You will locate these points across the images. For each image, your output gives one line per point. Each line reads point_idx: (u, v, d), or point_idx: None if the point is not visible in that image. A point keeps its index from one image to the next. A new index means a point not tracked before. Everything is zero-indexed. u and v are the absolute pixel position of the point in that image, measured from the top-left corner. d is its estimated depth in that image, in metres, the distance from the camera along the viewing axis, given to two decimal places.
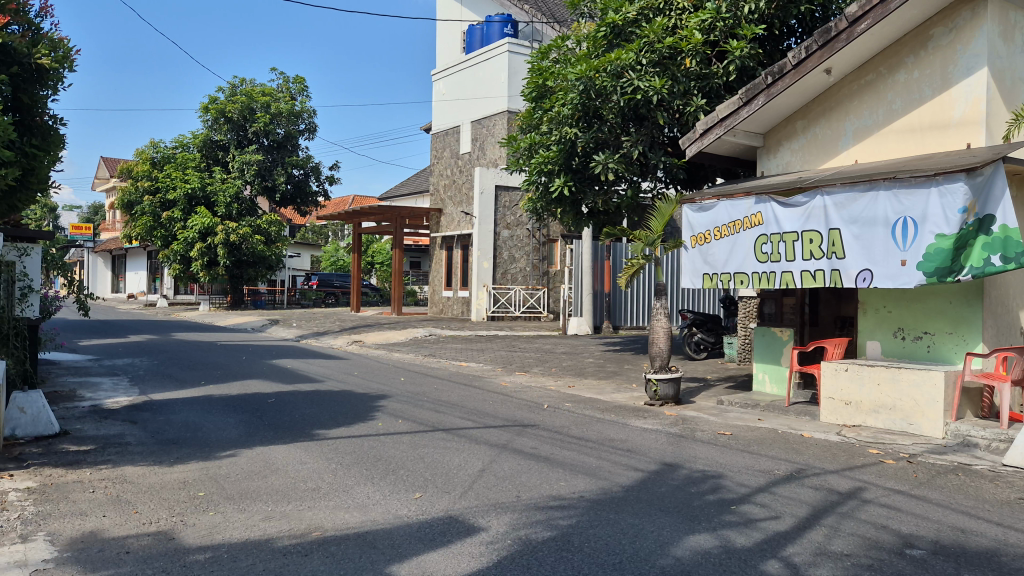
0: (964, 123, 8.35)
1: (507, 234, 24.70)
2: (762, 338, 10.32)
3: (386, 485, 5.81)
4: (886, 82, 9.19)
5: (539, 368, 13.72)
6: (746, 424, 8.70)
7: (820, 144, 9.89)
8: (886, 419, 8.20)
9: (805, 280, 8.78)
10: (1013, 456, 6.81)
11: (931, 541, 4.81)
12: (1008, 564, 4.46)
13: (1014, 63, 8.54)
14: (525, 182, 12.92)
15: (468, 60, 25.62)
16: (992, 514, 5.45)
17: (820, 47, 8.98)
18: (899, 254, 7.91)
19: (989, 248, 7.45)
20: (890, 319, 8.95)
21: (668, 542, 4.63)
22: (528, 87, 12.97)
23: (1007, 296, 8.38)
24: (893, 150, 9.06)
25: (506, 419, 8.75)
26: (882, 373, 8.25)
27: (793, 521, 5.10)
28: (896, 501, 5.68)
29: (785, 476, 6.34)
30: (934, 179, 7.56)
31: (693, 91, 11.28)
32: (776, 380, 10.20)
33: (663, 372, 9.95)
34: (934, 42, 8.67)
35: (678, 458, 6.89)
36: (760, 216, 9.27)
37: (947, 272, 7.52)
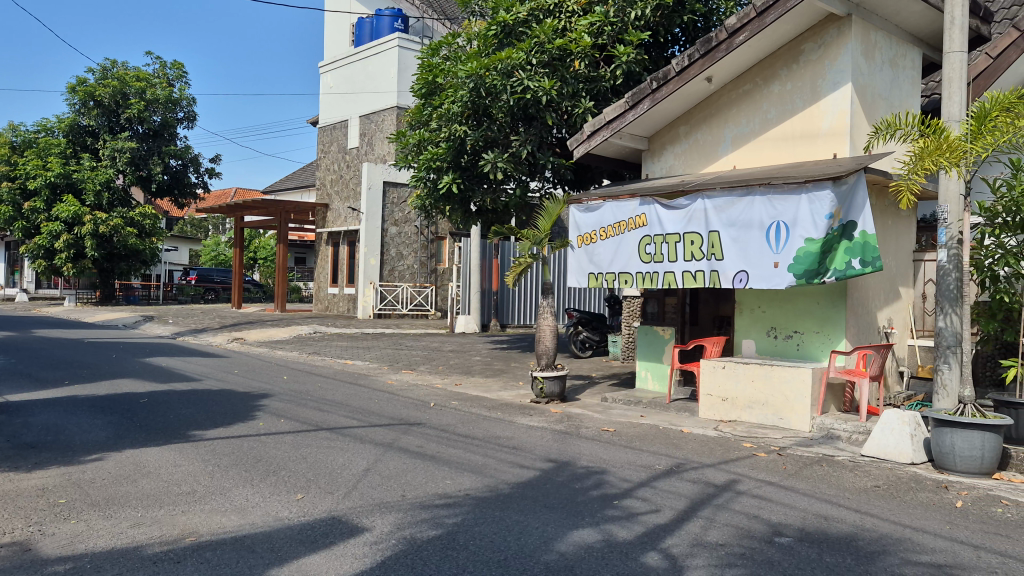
0: (832, 134, 8.84)
1: (395, 231, 24.46)
2: (645, 336, 10.60)
3: (266, 487, 5.63)
4: (762, 92, 9.60)
5: (427, 366, 13.66)
6: (629, 420, 8.92)
7: (700, 149, 10.25)
8: (759, 414, 8.58)
9: (687, 281, 9.07)
10: (870, 446, 7.30)
11: (798, 529, 5.06)
12: (866, 548, 4.75)
13: (875, 79, 9.10)
14: (413, 178, 12.80)
15: (357, 52, 25.21)
16: (852, 502, 5.79)
17: (701, 56, 9.27)
18: (772, 256, 8.29)
19: (851, 252, 8.00)
20: (764, 319, 9.36)
21: (552, 538, 4.68)
22: (418, 83, 12.86)
23: (868, 297, 8.92)
24: (767, 157, 9.49)
25: (392, 417, 8.65)
26: (756, 370, 8.62)
27: (672, 513, 5.26)
28: (768, 491, 5.96)
29: (665, 470, 6.53)
30: (805, 186, 7.97)
31: (581, 93, 11.48)
32: (658, 377, 10.52)
33: (549, 370, 10.06)
34: (806, 56, 9.13)
35: (563, 454, 6.99)
36: (644, 218, 9.50)
37: (815, 274, 7.96)
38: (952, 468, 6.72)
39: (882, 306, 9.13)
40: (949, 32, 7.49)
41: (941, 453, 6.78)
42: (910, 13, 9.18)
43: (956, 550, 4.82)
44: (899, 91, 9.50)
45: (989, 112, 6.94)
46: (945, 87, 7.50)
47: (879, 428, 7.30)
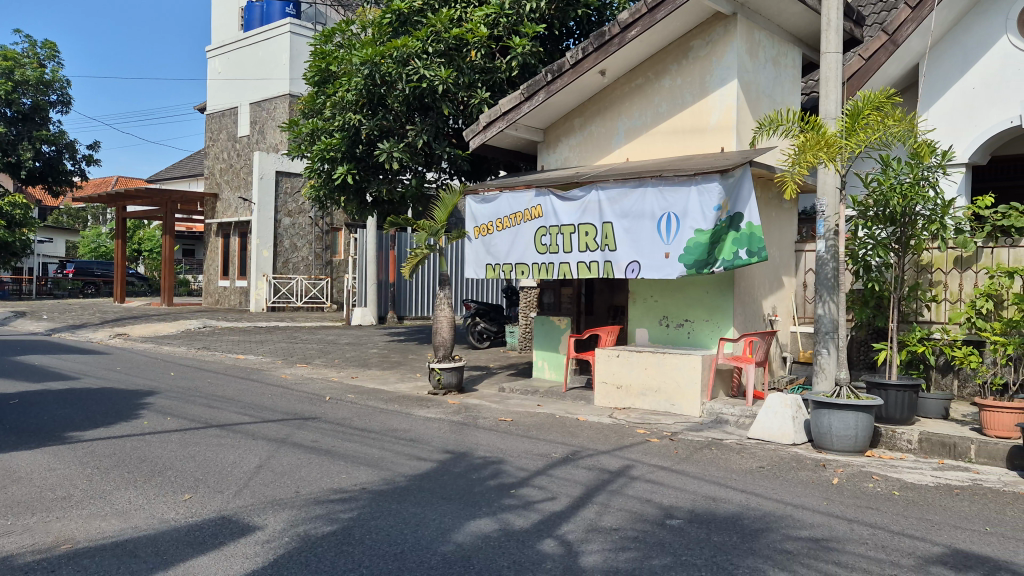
0: (719, 128, 9.15)
1: (288, 221, 23.85)
2: (541, 326, 10.72)
3: (151, 488, 5.39)
4: (653, 86, 9.83)
5: (322, 359, 13.40)
6: (526, 409, 9.01)
7: (595, 141, 10.41)
8: (652, 401, 8.82)
9: (581, 271, 9.21)
10: (755, 429, 7.62)
11: (688, 510, 5.24)
12: (751, 526, 4.96)
13: (759, 77, 9.46)
14: (307, 168, 12.50)
15: (247, 37, 24.41)
16: (739, 483, 6.04)
17: (594, 50, 9.40)
18: (663, 247, 8.51)
19: (738, 243, 8.31)
20: (656, 308, 9.61)
21: (449, 529, 4.68)
22: (310, 70, 12.56)
23: (753, 286, 9.28)
24: (659, 150, 9.74)
25: (286, 412, 8.44)
26: (649, 357, 8.86)
27: (568, 500, 5.34)
28: (659, 476, 6.13)
29: (562, 458, 6.63)
30: (694, 179, 8.22)
31: (477, 84, 11.47)
32: (554, 366, 10.67)
33: (447, 361, 10.04)
34: (694, 53, 9.41)
35: (460, 445, 6.99)
36: (539, 209, 9.59)
37: (705, 264, 8.23)
38: (830, 447, 7.09)
39: (766, 295, 9.53)
40: (826, 34, 7.87)
41: (819, 433, 7.15)
42: (791, 14, 9.56)
43: (833, 524, 5.09)
44: (781, 89, 9.90)
45: (862, 109, 7.31)
46: (822, 86, 7.85)
47: (764, 410, 7.63)
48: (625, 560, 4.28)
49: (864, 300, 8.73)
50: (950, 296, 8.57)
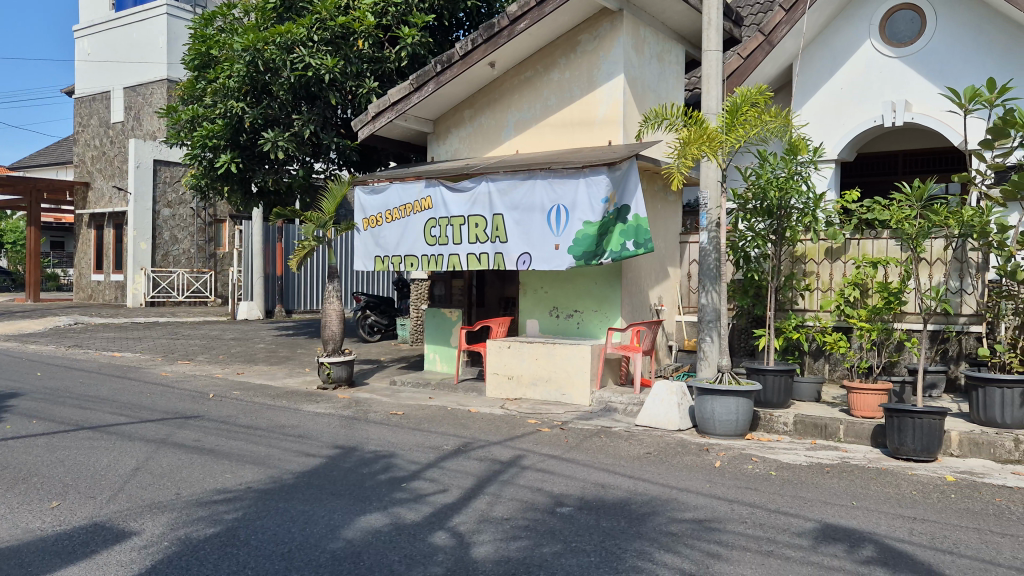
0: (606, 122, 9.32)
1: (168, 213, 22.81)
2: (433, 319, 10.70)
3: (15, 496, 5.06)
4: (542, 79, 9.92)
5: (205, 356, 12.92)
6: (417, 402, 8.95)
7: (485, 133, 10.41)
8: (542, 391, 8.93)
9: (472, 262, 9.21)
10: (643, 417, 7.83)
11: (578, 498, 5.33)
12: (638, 511, 5.10)
13: (644, 72, 9.70)
14: (187, 157, 11.98)
15: (120, 18, 23.18)
16: (626, 469, 6.19)
17: (484, 41, 9.39)
18: (552, 238, 8.61)
19: (625, 235, 8.48)
20: (546, 299, 9.72)
21: (339, 525, 4.59)
22: (189, 54, 12.04)
23: (640, 277, 9.52)
24: (548, 143, 9.84)
25: (165, 411, 8.08)
26: (540, 348, 8.95)
27: (459, 492, 5.34)
28: (550, 464, 6.22)
29: (454, 450, 6.62)
30: (582, 171, 8.37)
31: (365, 74, 11.28)
32: (446, 358, 10.66)
33: (336, 355, 9.86)
34: (582, 47, 9.55)
35: (350, 440, 6.88)
36: (429, 200, 9.52)
37: (593, 256, 8.39)
38: (712, 432, 7.37)
39: (652, 286, 9.78)
40: (707, 32, 8.11)
41: (703, 419, 7.41)
42: (674, 13, 9.83)
43: (715, 505, 5.29)
44: (665, 85, 10.18)
45: (740, 106, 7.59)
46: (703, 82, 8.13)
47: (651, 398, 7.84)
48: (516, 549, 4.32)
49: (744, 289, 9.08)
50: (822, 285, 9.03)
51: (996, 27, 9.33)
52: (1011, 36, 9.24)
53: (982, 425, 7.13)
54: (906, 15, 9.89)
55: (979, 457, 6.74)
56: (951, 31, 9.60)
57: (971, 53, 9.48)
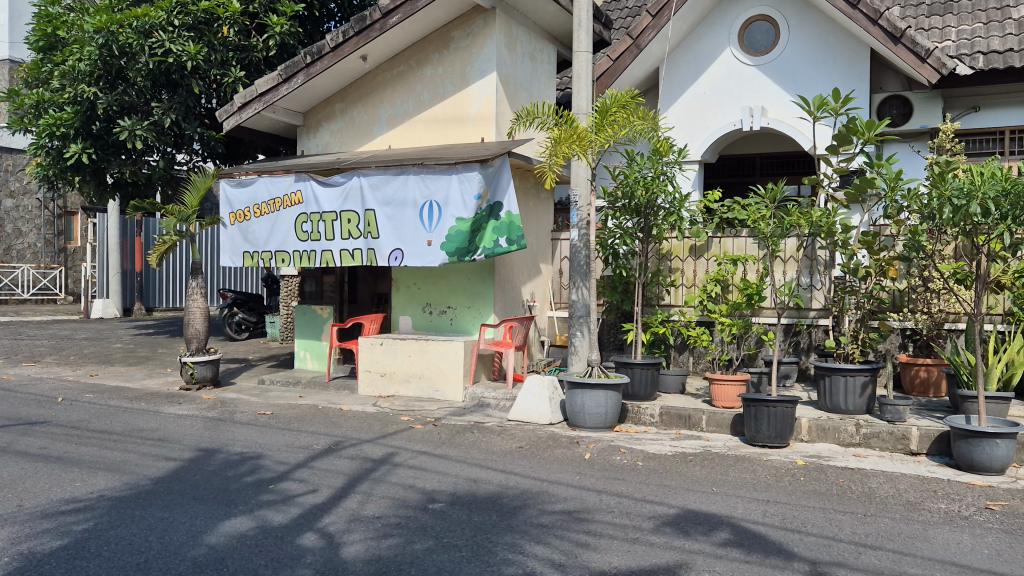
0: (479, 119, 9.38)
1: (10, 204, 21.20)
2: (303, 316, 10.45)
3: None
4: (415, 74, 9.86)
5: (54, 357, 12.10)
6: (287, 401, 8.72)
7: (356, 127, 10.24)
8: (416, 387, 8.89)
9: (344, 258, 9.05)
10: (515, 411, 7.94)
11: (450, 493, 5.34)
12: (509, 504, 5.16)
13: (517, 70, 9.82)
14: (31, 145, 11.15)
15: None
16: (499, 463, 6.25)
17: (355, 34, 9.22)
18: (425, 235, 8.58)
19: (498, 231, 8.60)
20: (419, 295, 9.67)
21: (200, 531, 4.42)
22: (33, 34, 11.20)
23: (513, 274, 9.63)
24: (421, 138, 9.81)
25: (7, 417, 7.51)
26: (413, 344, 8.91)
27: (329, 492, 5.25)
28: (422, 461, 6.20)
29: (324, 449, 6.49)
30: (454, 167, 8.40)
31: (231, 62, 10.85)
32: (317, 356, 10.44)
33: (200, 355, 9.46)
34: (454, 44, 9.56)
35: (214, 442, 6.62)
36: (299, 194, 9.29)
37: (465, 252, 8.43)
38: (582, 425, 7.55)
39: (524, 282, 9.91)
40: (577, 33, 8.29)
41: (573, 412, 7.57)
42: (545, 13, 9.97)
43: (583, 496, 5.43)
44: (537, 83, 10.33)
45: (609, 107, 7.78)
46: (574, 82, 8.30)
47: (523, 393, 7.95)
48: (387, 548, 4.28)
49: (613, 286, 9.33)
50: (686, 281, 9.42)
51: (842, 41, 9.99)
52: (855, 49, 9.90)
53: (829, 412, 7.64)
54: (762, 26, 10.45)
55: (826, 441, 7.22)
56: (802, 42, 10.22)
57: (820, 63, 10.11)
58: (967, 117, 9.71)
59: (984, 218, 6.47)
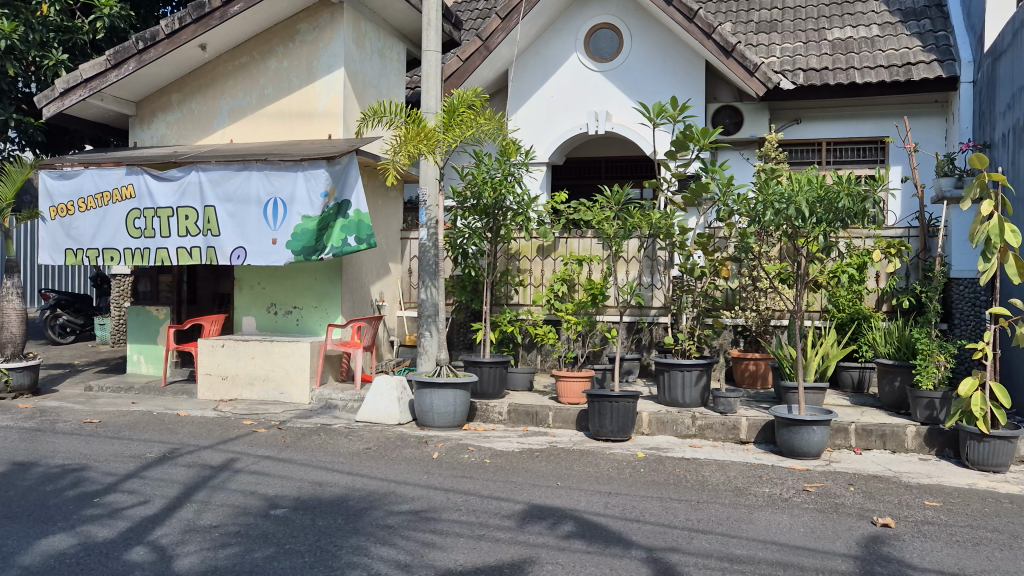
0: (326, 115, 9.20)
1: None
2: (136, 318, 9.86)
3: None
4: (258, 66, 9.53)
5: None
6: (117, 409, 8.19)
7: (194, 119, 9.77)
8: (260, 390, 8.60)
9: (180, 257, 8.61)
10: (363, 412, 7.83)
11: (293, 498, 5.20)
12: (355, 507, 5.09)
13: (365, 67, 9.68)
14: None
15: None
16: (345, 465, 6.15)
17: (193, 21, 8.79)
18: (270, 233, 8.32)
19: (347, 230, 8.43)
20: (263, 295, 9.35)
21: (13, 552, 4.09)
22: None
23: (361, 273, 9.50)
24: (265, 133, 9.50)
25: None
26: (257, 346, 8.61)
27: (162, 502, 4.98)
28: (264, 466, 6.00)
29: (157, 458, 6.15)
30: (300, 164, 8.20)
31: (51, 44, 10.06)
32: (152, 360, 9.86)
33: (16, 360, 8.71)
34: (300, 37, 9.31)
35: (32, 455, 6.13)
36: (131, 188, 8.75)
37: (312, 251, 8.24)
38: (432, 424, 7.55)
39: (373, 281, 9.78)
40: (426, 32, 8.29)
41: (422, 412, 7.56)
42: (395, 10, 9.89)
43: (431, 495, 5.44)
44: (386, 81, 10.22)
45: (457, 106, 7.82)
46: (423, 81, 8.29)
47: (371, 394, 7.86)
48: (224, 558, 4.12)
49: (462, 285, 9.36)
50: (534, 280, 9.64)
51: (679, 52, 10.50)
52: (691, 60, 10.43)
53: (667, 405, 8.03)
54: (606, 34, 10.82)
55: (665, 433, 7.57)
56: (643, 51, 10.66)
57: (659, 72, 10.58)
58: (790, 128, 10.44)
59: (803, 220, 6.99)
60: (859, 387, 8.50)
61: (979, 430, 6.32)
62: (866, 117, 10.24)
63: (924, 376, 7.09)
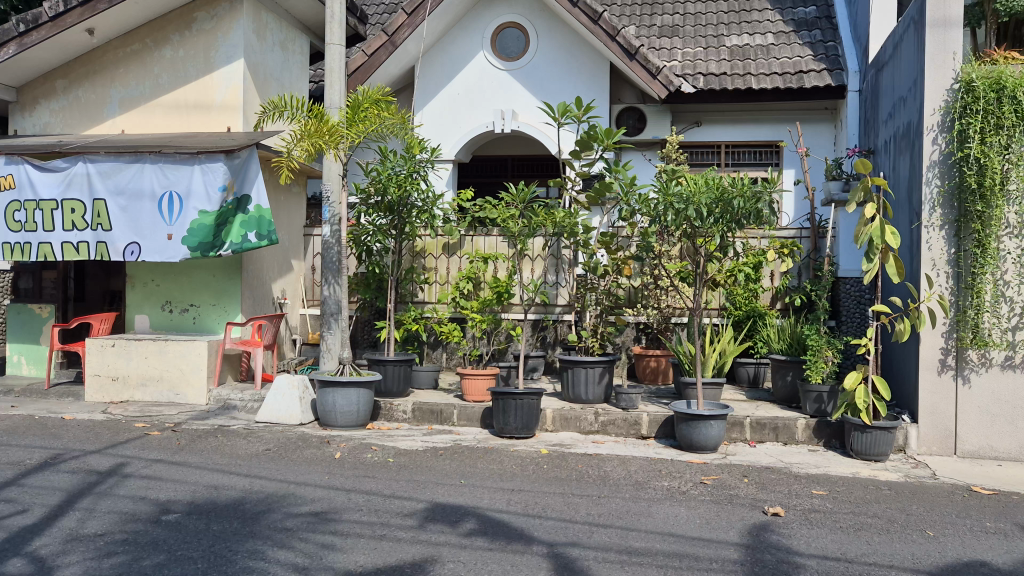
0: (225, 107, 8.92)
1: None
2: (17, 317, 9.32)
3: None
4: (151, 54, 9.16)
5: None
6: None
7: (82, 107, 9.31)
8: (153, 392, 8.27)
9: (66, 252, 8.19)
10: (264, 412, 7.64)
11: (186, 503, 5.03)
12: (252, 510, 4.97)
13: (266, 59, 9.44)
14: None
15: None
16: (243, 467, 5.99)
17: (80, 4, 8.37)
18: (164, 228, 8.02)
19: (246, 226, 8.15)
20: (157, 293, 9.01)
21: None
22: None
23: (262, 269, 9.25)
24: (159, 124, 9.14)
25: None
26: (150, 345, 8.28)
27: (43, 511, 4.73)
28: (156, 470, 5.78)
29: (39, 464, 5.84)
30: (197, 157, 7.97)
31: None
32: (35, 361, 9.35)
33: None
34: (197, 25, 9.00)
35: None
36: (11, 179, 8.27)
37: (210, 246, 8.00)
38: (334, 423, 7.43)
39: (274, 278, 9.55)
40: (330, 25, 8.15)
41: (324, 411, 7.43)
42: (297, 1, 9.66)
43: (332, 496, 5.35)
44: (288, 74, 9.98)
45: (361, 102, 7.72)
46: (326, 76, 8.15)
47: (271, 393, 7.68)
48: (110, 568, 3.95)
49: (366, 283, 9.23)
50: (439, 278, 9.61)
51: (584, 53, 10.64)
52: (596, 62, 10.59)
53: (571, 402, 8.13)
54: (513, 33, 10.88)
55: (568, 430, 7.66)
56: (548, 51, 10.76)
57: (564, 73, 10.70)
58: (690, 131, 10.73)
59: (701, 220, 7.19)
60: (754, 382, 8.84)
61: (862, 421, 6.65)
62: (762, 122, 10.63)
63: (813, 370, 7.40)
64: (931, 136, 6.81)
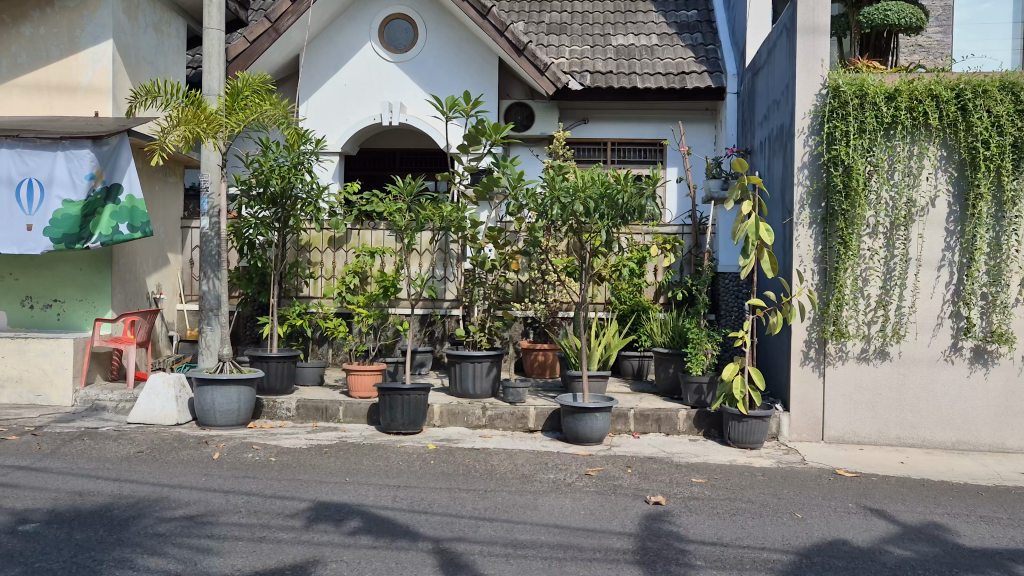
0: (92, 90, 8.43)
1: None
2: None
3: None
4: (8, 32, 8.56)
5: None
6: None
7: None
8: (11, 393, 7.75)
9: None
10: (135, 413, 7.27)
11: (46, 511, 4.72)
12: (120, 516, 4.71)
13: (138, 42, 8.97)
14: None
15: None
16: (111, 471, 5.67)
17: None
18: (24, 218, 7.52)
19: (117, 217, 7.68)
20: (16, 288, 8.43)
21: None
22: None
23: (135, 263, 8.80)
24: (17, 106, 8.56)
25: None
26: (7, 344, 7.75)
27: None
28: (13, 477, 5.40)
29: None
30: (61, 142, 7.54)
31: None
32: None
33: None
34: (60, 2, 8.46)
35: None
36: None
37: (76, 239, 7.55)
38: (213, 423, 7.15)
39: (148, 272, 9.09)
40: (208, 9, 7.80)
41: (203, 410, 7.14)
42: None
43: (209, 499, 5.14)
44: (163, 58, 9.52)
45: (241, 90, 7.45)
46: (204, 62, 7.82)
47: (144, 393, 7.31)
48: None
49: (248, 277, 8.93)
50: (325, 273, 9.40)
51: (473, 48, 10.63)
52: (485, 57, 10.59)
53: (459, 397, 8.11)
54: (401, 25, 10.74)
55: (456, 425, 7.64)
56: (437, 44, 10.68)
57: (453, 66, 10.65)
58: (577, 128, 10.89)
59: (585, 215, 7.30)
60: (639, 374, 9.08)
61: (739, 411, 6.92)
62: (646, 120, 10.88)
63: (694, 363, 7.62)
64: (802, 138, 7.15)
